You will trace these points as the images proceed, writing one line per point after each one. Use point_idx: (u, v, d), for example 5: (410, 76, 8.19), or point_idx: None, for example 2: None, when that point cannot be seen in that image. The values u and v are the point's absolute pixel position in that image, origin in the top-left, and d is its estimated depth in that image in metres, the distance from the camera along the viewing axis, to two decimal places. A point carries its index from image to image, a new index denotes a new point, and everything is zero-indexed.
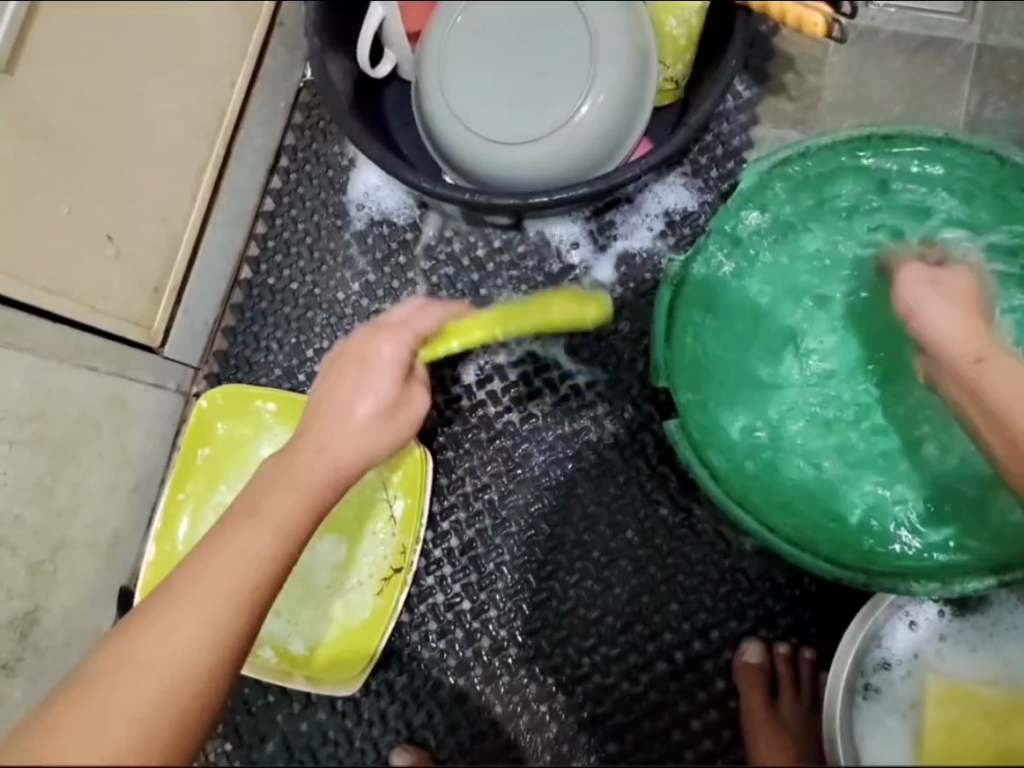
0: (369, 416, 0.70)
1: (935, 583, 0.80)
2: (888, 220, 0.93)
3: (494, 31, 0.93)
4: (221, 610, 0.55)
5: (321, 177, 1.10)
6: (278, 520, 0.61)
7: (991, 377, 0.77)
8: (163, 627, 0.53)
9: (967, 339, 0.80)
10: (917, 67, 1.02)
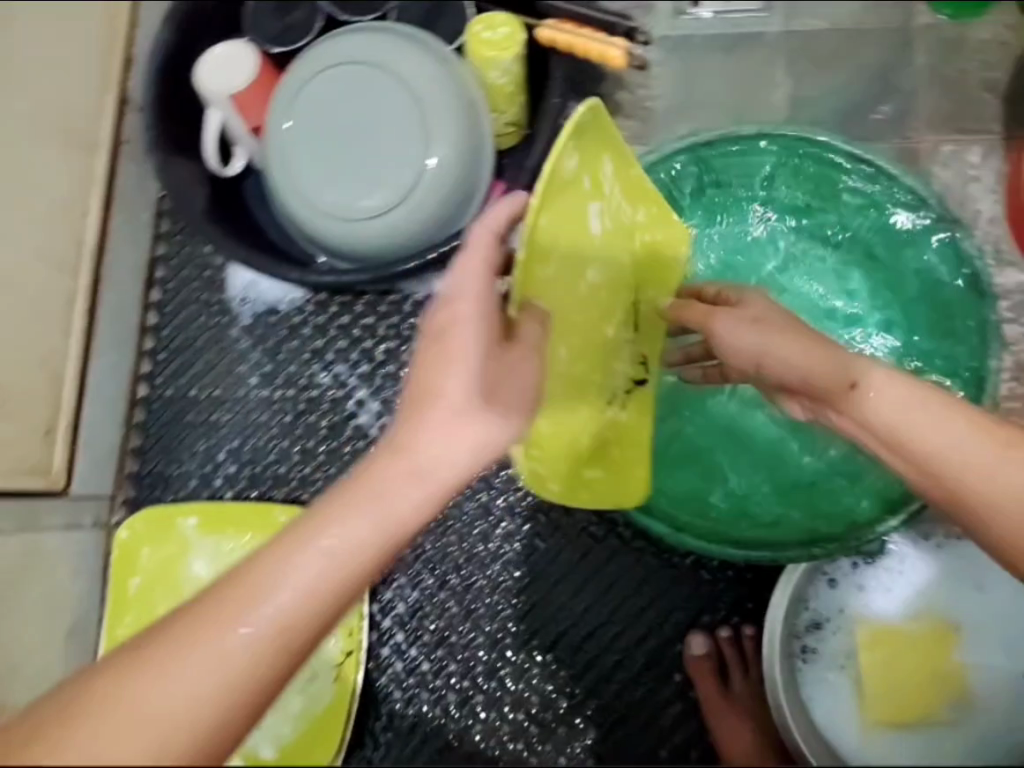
0: (460, 401, 0.58)
1: (833, 542, 0.86)
2: (735, 216, 0.99)
3: (323, 113, 0.95)
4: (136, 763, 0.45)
5: (199, 280, 1.10)
6: (261, 636, 0.49)
7: (923, 415, 0.66)
8: (173, 660, 0.48)
9: (829, 367, 0.69)
10: (734, 63, 1.07)
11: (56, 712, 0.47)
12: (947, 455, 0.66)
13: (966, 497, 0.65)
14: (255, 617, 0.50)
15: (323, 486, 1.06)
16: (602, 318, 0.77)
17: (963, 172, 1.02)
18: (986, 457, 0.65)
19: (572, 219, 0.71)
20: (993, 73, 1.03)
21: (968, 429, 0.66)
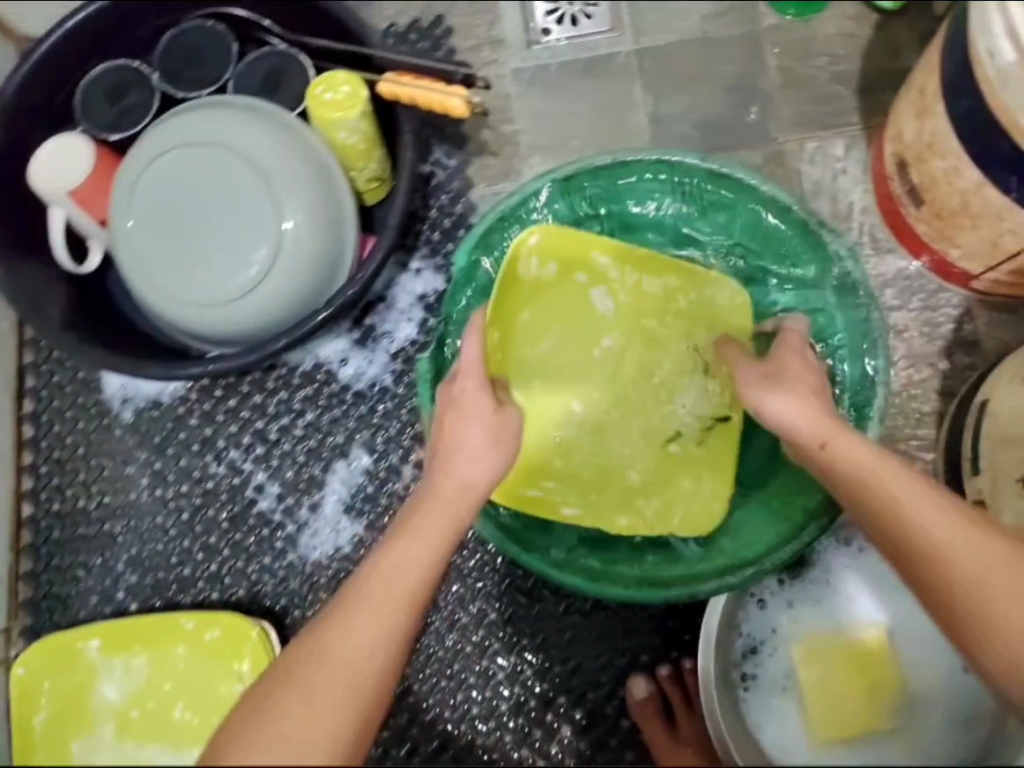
0: (483, 434, 0.76)
1: (749, 567, 0.86)
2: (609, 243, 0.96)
3: (166, 200, 0.90)
4: (336, 702, 0.59)
5: (73, 383, 1.04)
6: (402, 596, 0.67)
7: (873, 468, 0.70)
8: (346, 625, 0.64)
9: (809, 427, 0.73)
10: (592, 88, 1.06)
11: (254, 698, 0.60)
12: (893, 506, 0.70)
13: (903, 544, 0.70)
14: (393, 581, 0.67)
15: (234, 582, 1.01)
16: (649, 366, 0.93)
17: (830, 168, 1.03)
18: (924, 511, 0.70)
19: (571, 308, 0.93)
20: (842, 67, 1.04)
21: (933, 506, 0.70)
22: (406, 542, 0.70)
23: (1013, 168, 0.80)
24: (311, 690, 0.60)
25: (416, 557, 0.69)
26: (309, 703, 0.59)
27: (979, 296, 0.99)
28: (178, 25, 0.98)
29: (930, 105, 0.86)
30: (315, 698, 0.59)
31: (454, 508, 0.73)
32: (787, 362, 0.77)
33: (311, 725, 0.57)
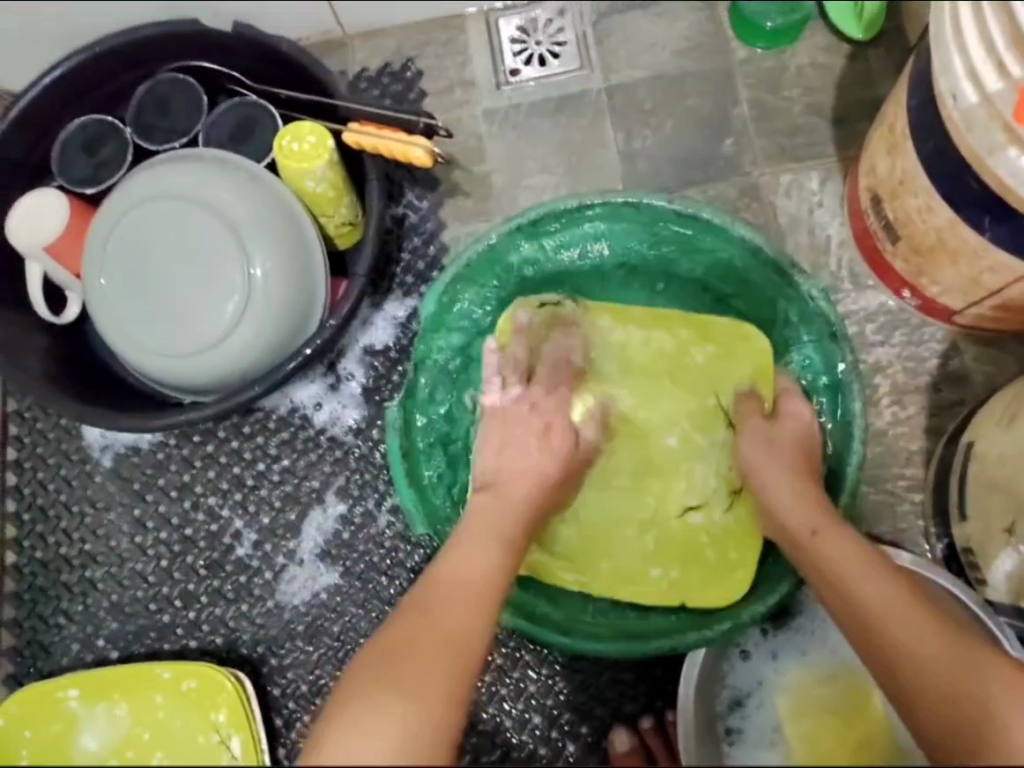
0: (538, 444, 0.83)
1: (727, 622, 0.85)
2: (576, 283, 0.97)
3: (138, 253, 0.91)
4: (470, 608, 0.65)
5: (55, 430, 1.05)
6: (492, 544, 0.73)
7: (858, 562, 0.71)
8: (445, 599, 0.65)
9: (798, 515, 0.77)
10: (562, 126, 1.06)
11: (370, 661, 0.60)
12: (875, 606, 0.69)
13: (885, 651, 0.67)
14: (483, 533, 0.74)
15: (212, 630, 1.01)
16: (660, 405, 0.91)
17: (807, 200, 1.03)
18: (910, 620, 0.68)
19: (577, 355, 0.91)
20: (816, 99, 1.05)
21: (937, 629, 0.68)
22: (485, 506, 0.77)
23: (986, 208, 0.77)
24: (450, 604, 0.65)
25: (500, 515, 0.76)
26: (443, 607, 0.64)
27: (964, 329, 0.98)
28: (152, 79, 1.00)
29: (901, 142, 0.84)
30: (439, 604, 0.65)
31: (521, 484, 0.80)
32: (790, 447, 0.83)
33: (455, 624, 0.63)
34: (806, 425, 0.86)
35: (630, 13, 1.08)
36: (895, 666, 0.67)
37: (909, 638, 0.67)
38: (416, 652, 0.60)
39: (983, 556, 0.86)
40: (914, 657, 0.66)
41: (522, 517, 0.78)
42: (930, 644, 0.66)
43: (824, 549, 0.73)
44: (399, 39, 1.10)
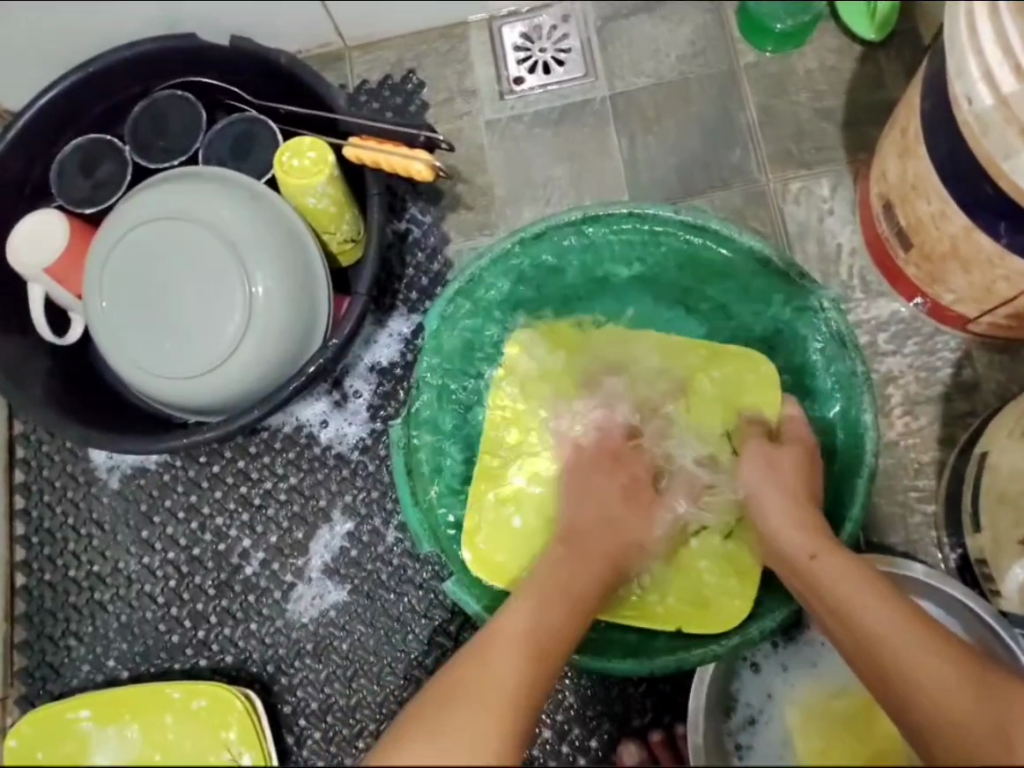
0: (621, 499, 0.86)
1: (736, 637, 0.85)
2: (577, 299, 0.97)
3: (140, 275, 0.91)
4: (526, 658, 0.66)
5: (62, 452, 1.05)
6: (562, 603, 0.74)
7: (855, 582, 0.72)
8: (507, 647, 0.67)
9: (797, 539, 0.77)
10: (567, 134, 1.05)
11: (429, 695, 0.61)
12: (876, 626, 0.69)
13: (889, 672, 0.67)
14: (547, 585, 0.75)
15: (221, 649, 1.01)
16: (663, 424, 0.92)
17: (816, 208, 1.01)
18: (911, 640, 0.68)
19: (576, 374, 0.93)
20: (825, 103, 1.03)
21: (941, 654, 0.67)
22: (560, 555, 0.80)
23: (1001, 214, 0.76)
24: (509, 651, 0.66)
25: (574, 572, 0.78)
26: (502, 657, 0.65)
27: (977, 337, 0.96)
28: (150, 97, 0.99)
29: (913, 147, 0.83)
30: (498, 652, 0.66)
31: (599, 543, 0.82)
32: (790, 468, 0.83)
33: (511, 673, 0.64)
34: (810, 450, 0.85)
35: (635, 18, 1.07)
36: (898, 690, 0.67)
37: (910, 665, 0.67)
38: (475, 696, 0.60)
39: (996, 567, 0.85)
40: (916, 683, 0.66)
41: (594, 575, 0.79)
42: (930, 662, 0.67)
43: (822, 570, 0.74)
44: (400, 50, 1.08)
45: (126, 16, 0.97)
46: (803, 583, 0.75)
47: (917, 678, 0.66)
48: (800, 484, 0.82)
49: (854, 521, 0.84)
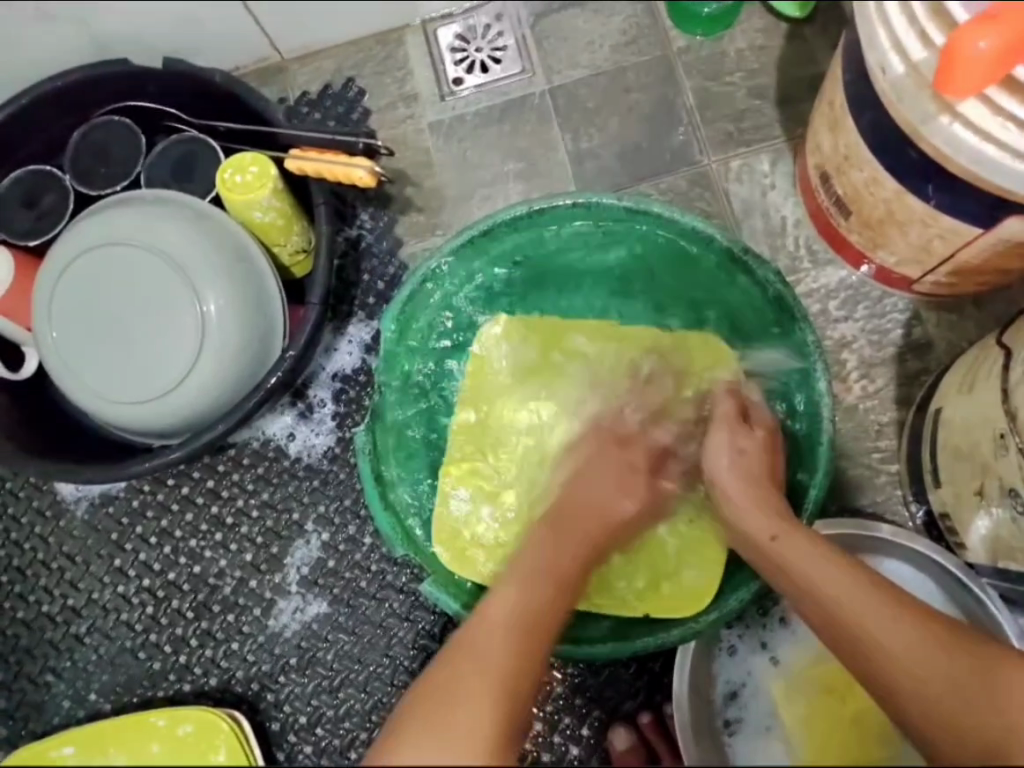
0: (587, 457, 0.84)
1: (712, 610, 0.86)
2: (534, 292, 0.98)
3: (88, 303, 0.90)
4: (523, 634, 0.65)
5: (25, 488, 1.04)
6: (542, 580, 0.71)
7: (818, 564, 0.72)
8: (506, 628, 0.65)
9: (756, 521, 0.78)
10: (508, 132, 1.06)
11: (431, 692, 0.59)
12: (843, 608, 0.70)
13: (861, 652, 0.69)
14: (535, 563, 0.73)
15: (204, 672, 1.00)
16: None
17: (759, 184, 1.03)
18: (882, 616, 0.69)
19: (535, 364, 0.95)
20: (759, 81, 1.05)
21: (907, 620, 0.69)
22: (543, 536, 0.76)
23: (928, 176, 0.78)
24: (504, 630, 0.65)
25: (562, 541, 0.76)
26: (501, 643, 0.64)
27: (924, 298, 0.99)
28: (88, 125, 0.99)
29: (841, 118, 0.85)
30: (480, 639, 0.63)
31: (590, 507, 0.80)
32: (756, 451, 0.83)
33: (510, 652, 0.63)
34: (772, 429, 0.86)
35: (567, 11, 1.08)
36: (868, 661, 0.68)
37: (877, 634, 0.68)
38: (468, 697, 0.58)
39: (959, 520, 0.87)
40: (881, 650, 0.68)
41: (569, 539, 0.76)
42: (897, 635, 0.68)
43: (787, 555, 0.74)
44: (338, 59, 1.09)
45: (54, 46, 0.97)
46: (772, 569, 0.76)
47: (888, 655, 0.68)
48: (767, 463, 0.83)
49: (818, 489, 0.85)
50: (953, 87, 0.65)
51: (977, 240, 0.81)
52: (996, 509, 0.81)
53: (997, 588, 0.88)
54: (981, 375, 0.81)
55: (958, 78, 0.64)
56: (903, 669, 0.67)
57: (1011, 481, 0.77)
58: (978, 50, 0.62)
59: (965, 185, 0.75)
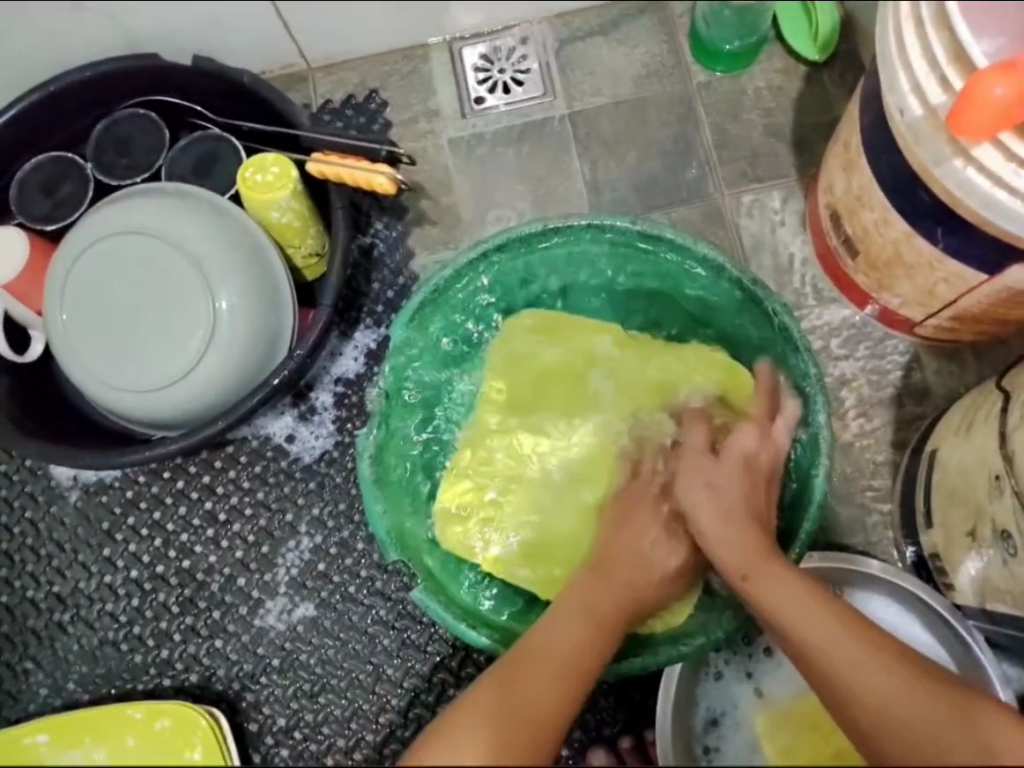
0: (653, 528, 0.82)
1: (698, 637, 0.86)
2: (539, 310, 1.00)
3: (100, 293, 0.91)
4: (555, 682, 0.65)
5: (20, 472, 1.03)
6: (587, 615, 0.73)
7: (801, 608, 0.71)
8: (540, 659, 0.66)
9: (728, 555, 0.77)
10: (524, 152, 1.08)
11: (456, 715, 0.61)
12: (826, 658, 0.68)
13: (841, 701, 0.67)
14: (580, 611, 0.73)
15: (185, 668, 0.99)
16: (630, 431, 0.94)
17: (769, 220, 1.05)
18: (864, 664, 0.67)
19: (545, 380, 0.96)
20: (774, 121, 1.07)
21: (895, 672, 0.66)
22: (583, 581, 0.77)
23: (937, 219, 0.79)
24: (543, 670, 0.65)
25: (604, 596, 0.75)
26: (541, 677, 0.64)
27: (924, 341, 1.00)
28: (111, 116, 1.00)
29: (855, 159, 0.87)
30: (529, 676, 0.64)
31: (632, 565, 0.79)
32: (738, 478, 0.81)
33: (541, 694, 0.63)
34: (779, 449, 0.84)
35: (591, 41, 1.10)
36: (859, 714, 0.66)
37: (861, 684, 0.67)
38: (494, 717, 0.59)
39: (949, 561, 0.88)
40: (868, 700, 0.66)
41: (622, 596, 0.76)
42: (884, 685, 0.66)
43: (770, 601, 0.72)
44: (363, 71, 1.11)
45: (89, 37, 0.98)
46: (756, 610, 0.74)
47: (864, 702, 0.66)
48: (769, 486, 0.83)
49: (814, 519, 0.85)
50: (965, 128, 0.67)
51: (981, 287, 0.83)
52: (986, 552, 0.82)
53: (982, 631, 0.89)
54: (979, 417, 0.82)
55: (973, 120, 0.66)
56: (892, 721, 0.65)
57: (1003, 524, 0.77)
58: (995, 95, 0.64)
59: (972, 230, 0.77)
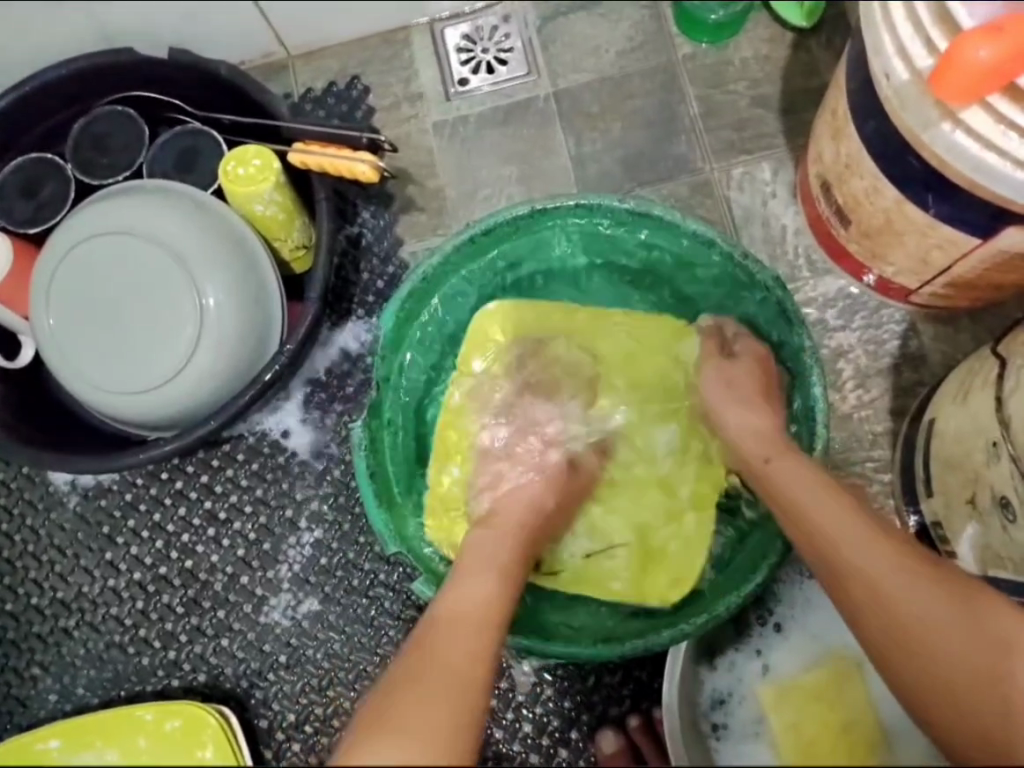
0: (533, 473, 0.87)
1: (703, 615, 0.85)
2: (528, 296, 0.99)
3: (85, 295, 0.90)
4: (473, 630, 0.62)
5: (17, 479, 1.03)
6: (488, 573, 0.71)
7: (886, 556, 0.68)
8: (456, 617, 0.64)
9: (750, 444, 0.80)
10: (510, 134, 1.06)
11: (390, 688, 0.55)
12: (911, 607, 0.66)
13: (918, 656, 0.66)
14: (482, 562, 0.73)
15: (193, 668, 0.99)
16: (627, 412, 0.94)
17: (759, 192, 1.04)
18: (909, 590, 0.67)
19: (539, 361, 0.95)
20: (762, 90, 1.06)
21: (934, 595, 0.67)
22: (481, 539, 0.77)
23: (927, 185, 0.78)
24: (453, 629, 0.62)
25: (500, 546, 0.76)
26: (455, 627, 0.62)
27: (920, 309, 1.00)
28: (90, 114, 0.99)
29: (844, 126, 0.85)
30: (443, 633, 0.61)
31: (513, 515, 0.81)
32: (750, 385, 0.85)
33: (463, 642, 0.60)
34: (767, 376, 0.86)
35: (573, 16, 1.08)
36: (897, 643, 0.67)
37: (902, 611, 0.66)
38: (427, 674, 0.55)
39: (949, 529, 0.88)
40: (907, 626, 0.66)
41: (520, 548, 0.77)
42: (925, 612, 0.66)
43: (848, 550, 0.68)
44: (343, 57, 1.09)
45: (63, 33, 0.96)
46: (834, 569, 0.68)
47: (940, 653, 0.66)
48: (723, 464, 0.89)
49: None
50: (949, 92, 0.66)
51: (974, 251, 0.82)
52: (986, 519, 0.81)
53: None
54: (976, 384, 0.82)
55: (956, 84, 0.65)
56: (925, 650, 0.66)
57: (1002, 490, 0.77)
58: (978, 58, 0.63)
59: (964, 195, 0.76)
